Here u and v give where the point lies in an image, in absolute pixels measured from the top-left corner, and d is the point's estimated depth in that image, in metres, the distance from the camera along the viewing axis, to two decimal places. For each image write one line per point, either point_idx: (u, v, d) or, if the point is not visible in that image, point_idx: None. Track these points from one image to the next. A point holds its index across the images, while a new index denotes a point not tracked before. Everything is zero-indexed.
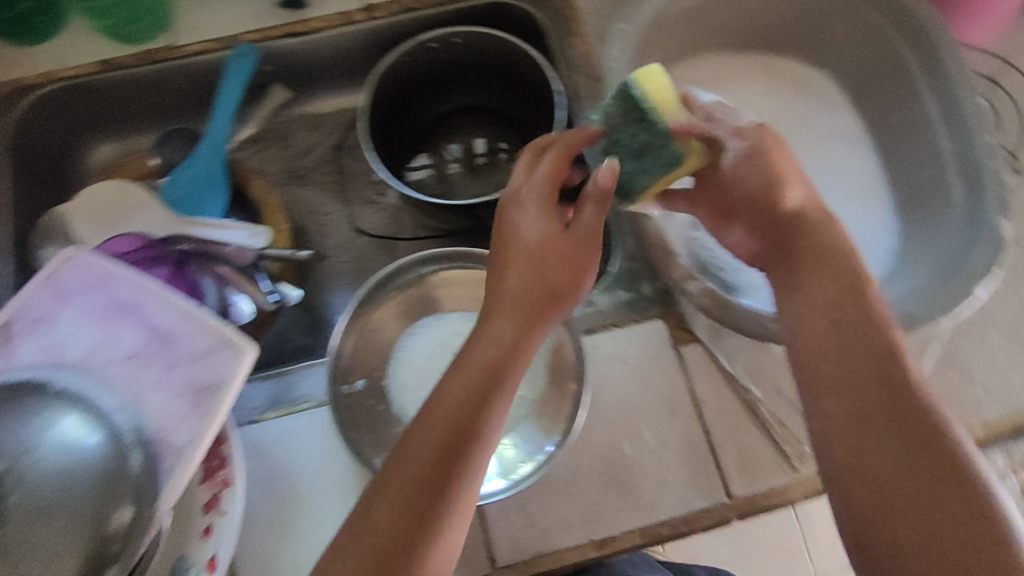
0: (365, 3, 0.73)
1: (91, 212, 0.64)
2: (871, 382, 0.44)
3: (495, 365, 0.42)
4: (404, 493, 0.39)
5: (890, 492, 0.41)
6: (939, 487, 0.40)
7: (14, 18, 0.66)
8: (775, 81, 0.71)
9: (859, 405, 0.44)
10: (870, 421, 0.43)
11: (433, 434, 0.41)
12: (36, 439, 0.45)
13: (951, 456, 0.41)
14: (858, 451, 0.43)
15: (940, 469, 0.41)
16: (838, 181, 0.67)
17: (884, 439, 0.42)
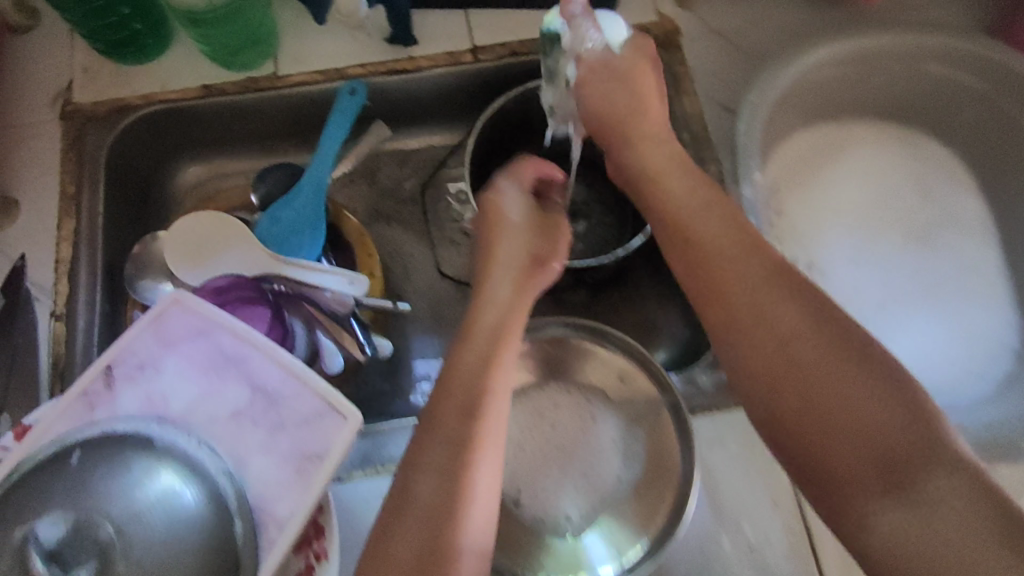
0: (473, 44, 0.71)
1: (184, 244, 0.61)
2: (774, 303, 0.43)
3: (497, 330, 0.49)
4: (430, 489, 0.41)
5: (822, 405, 0.39)
6: (862, 390, 0.39)
7: (122, 39, 0.65)
8: (897, 156, 0.68)
9: (774, 335, 0.42)
10: (790, 348, 0.41)
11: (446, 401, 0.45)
12: (142, 502, 0.43)
13: (869, 355, 0.40)
14: (779, 372, 0.41)
15: (828, 368, 0.40)
16: (956, 269, 0.64)
17: (791, 356, 0.41)
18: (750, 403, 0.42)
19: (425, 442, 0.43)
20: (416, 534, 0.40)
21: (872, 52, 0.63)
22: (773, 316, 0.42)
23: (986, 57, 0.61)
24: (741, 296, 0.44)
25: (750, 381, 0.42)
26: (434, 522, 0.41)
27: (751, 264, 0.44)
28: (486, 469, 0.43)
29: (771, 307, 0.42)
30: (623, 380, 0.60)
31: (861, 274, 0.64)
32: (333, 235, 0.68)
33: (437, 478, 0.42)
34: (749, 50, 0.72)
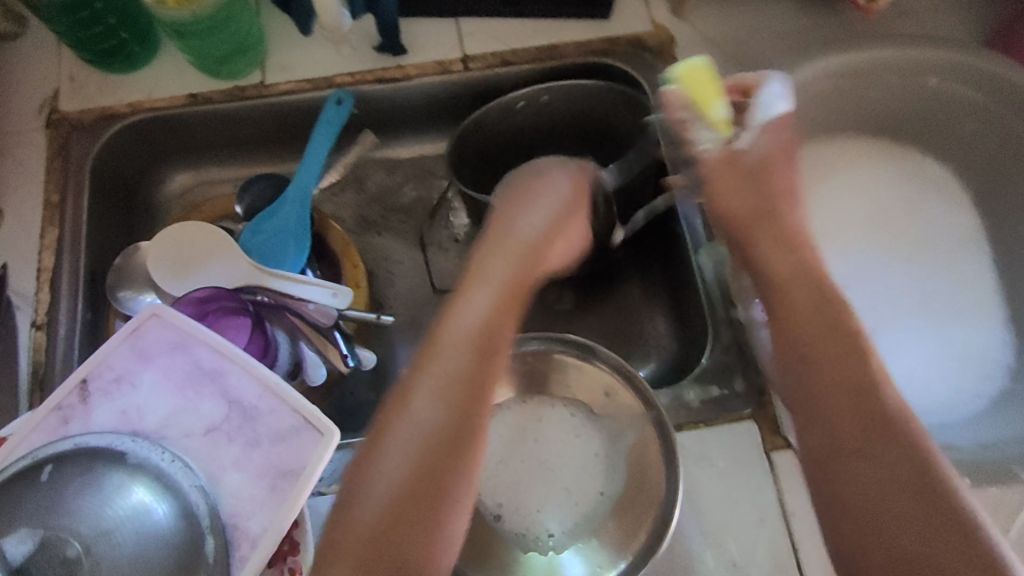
0: (463, 52, 0.70)
1: (167, 253, 0.62)
2: (845, 395, 0.43)
3: (488, 323, 0.48)
4: (389, 494, 0.41)
5: (865, 509, 0.40)
6: (919, 509, 0.39)
7: (108, 48, 0.64)
8: (891, 169, 0.67)
9: (834, 426, 0.42)
10: (853, 451, 0.41)
11: (454, 373, 0.45)
12: (112, 520, 0.43)
13: (934, 475, 0.40)
14: (831, 464, 0.42)
15: (882, 475, 0.40)
16: (949, 285, 0.64)
17: (847, 451, 0.41)
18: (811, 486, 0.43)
19: (410, 404, 0.44)
20: (389, 497, 0.41)
21: (870, 64, 0.61)
22: (836, 402, 0.43)
23: (994, 75, 0.59)
24: (826, 376, 0.44)
25: (812, 456, 0.43)
26: (409, 498, 0.42)
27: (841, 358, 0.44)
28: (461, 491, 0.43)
29: (834, 392, 0.43)
30: (610, 397, 0.58)
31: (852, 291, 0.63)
32: (318, 245, 0.68)
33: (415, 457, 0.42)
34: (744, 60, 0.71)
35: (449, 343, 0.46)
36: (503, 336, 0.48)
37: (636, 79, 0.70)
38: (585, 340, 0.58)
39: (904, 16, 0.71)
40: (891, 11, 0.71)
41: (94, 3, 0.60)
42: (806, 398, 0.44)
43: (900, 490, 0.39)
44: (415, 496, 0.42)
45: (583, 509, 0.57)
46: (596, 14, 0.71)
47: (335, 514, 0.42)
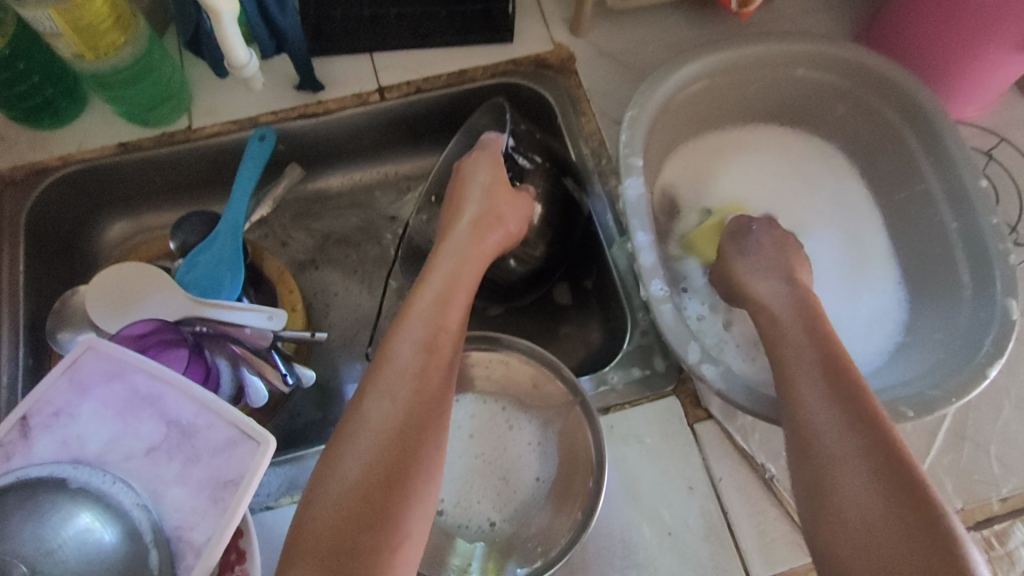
0: (379, 84, 0.75)
1: (105, 295, 0.64)
2: (825, 399, 0.48)
3: (434, 313, 0.56)
4: (348, 495, 0.45)
5: (840, 499, 0.43)
6: (890, 506, 0.41)
7: (34, 106, 0.67)
8: (791, 152, 0.74)
9: (815, 427, 0.47)
10: (826, 436, 0.46)
11: (398, 371, 0.52)
12: (56, 541, 0.45)
13: (907, 471, 0.43)
14: (811, 458, 0.46)
15: (854, 465, 0.44)
16: (846, 249, 0.70)
17: (824, 440, 0.46)
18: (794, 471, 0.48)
19: (364, 409, 0.50)
20: (348, 491, 0.46)
21: (743, 60, 0.67)
22: (818, 403, 0.48)
23: (851, 61, 0.66)
24: (802, 371, 0.50)
25: (794, 442, 0.48)
26: (368, 494, 0.46)
27: (813, 368, 0.50)
28: (417, 488, 0.48)
29: (818, 396, 0.48)
30: (537, 387, 0.61)
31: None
32: (254, 275, 0.71)
33: (369, 454, 0.47)
34: (638, 69, 0.77)
35: (395, 351, 0.53)
36: (444, 317, 0.56)
37: (544, 95, 0.76)
38: (491, 332, 0.61)
39: (777, 17, 0.78)
40: (765, 14, 0.78)
41: (16, 63, 0.63)
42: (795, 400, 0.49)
43: (872, 487, 0.42)
44: (375, 493, 0.46)
45: (522, 495, 0.60)
46: (499, 39, 0.76)
47: (293, 533, 0.45)
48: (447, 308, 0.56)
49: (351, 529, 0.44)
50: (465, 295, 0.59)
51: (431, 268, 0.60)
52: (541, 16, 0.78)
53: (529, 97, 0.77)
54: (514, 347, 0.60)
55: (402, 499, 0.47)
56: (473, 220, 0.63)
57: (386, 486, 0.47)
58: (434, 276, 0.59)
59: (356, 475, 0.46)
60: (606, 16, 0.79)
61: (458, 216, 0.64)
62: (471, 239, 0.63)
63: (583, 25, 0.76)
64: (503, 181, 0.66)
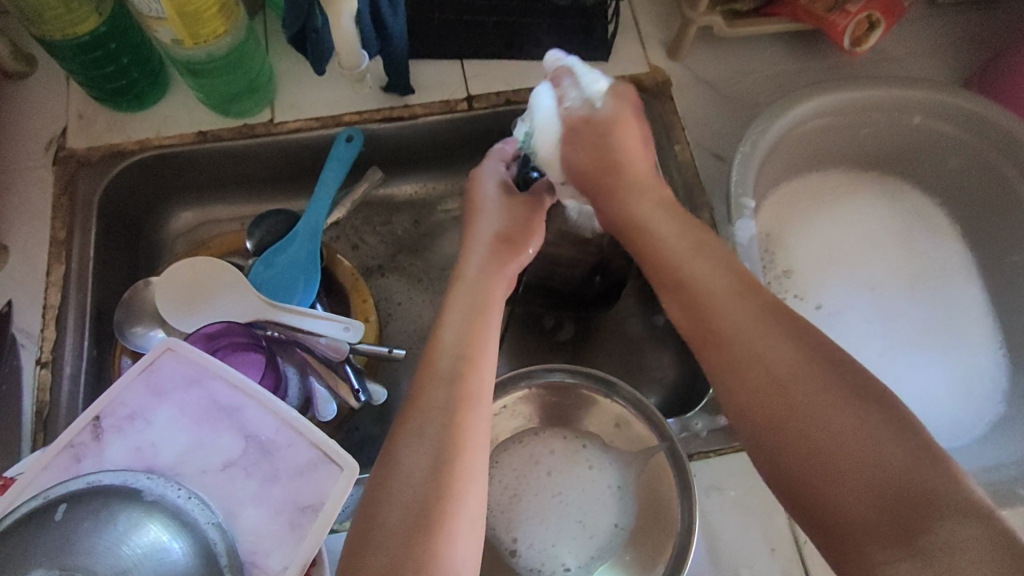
0: (468, 93, 0.72)
1: (176, 290, 0.62)
2: (778, 341, 0.42)
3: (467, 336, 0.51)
4: (397, 542, 0.41)
5: (827, 445, 0.38)
6: (885, 442, 0.37)
7: (119, 87, 0.65)
8: (885, 204, 0.70)
9: (783, 377, 0.41)
10: (785, 383, 0.40)
11: (430, 406, 0.47)
12: (129, 559, 0.42)
13: (872, 398, 0.39)
14: (780, 408, 0.40)
15: (819, 407, 0.39)
16: (948, 311, 0.65)
17: (773, 388, 0.41)
18: (754, 444, 0.41)
19: (409, 452, 0.44)
20: (399, 539, 0.41)
21: (855, 103, 0.64)
22: (766, 343, 0.42)
23: (973, 113, 0.63)
24: (741, 322, 0.43)
25: (746, 400, 0.41)
26: (413, 535, 0.41)
27: (757, 308, 0.44)
28: (461, 528, 0.43)
29: (771, 342, 0.42)
30: (620, 426, 0.59)
31: (860, 321, 0.65)
32: (325, 281, 0.68)
33: (426, 499, 0.43)
34: (738, 101, 0.74)
35: (432, 387, 0.48)
36: (471, 345, 0.50)
37: None
38: (607, 375, 0.59)
39: (886, 60, 0.75)
40: (873, 56, 0.75)
41: (108, 43, 0.61)
42: (750, 353, 0.42)
43: (860, 420, 0.38)
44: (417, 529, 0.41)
45: (599, 542, 0.57)
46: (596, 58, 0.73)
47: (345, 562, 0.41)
48: (476, 337, 0.51)
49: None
50: (492, 322, 0.53)
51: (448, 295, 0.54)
52: (639, 37, 0.75)
53: None
54: (623, 397, 0.58)
55: (446, 537, 0.42)
56: (498, 238, 0.58)
57: (435, 532, 0.41)
58: (454, 300, 0.54)
59: (398, 519, 0.42)
60: (707, 43, 0.76)
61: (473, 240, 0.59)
62: (494, 259, 0.57)
63: (683, 50, 0.74)
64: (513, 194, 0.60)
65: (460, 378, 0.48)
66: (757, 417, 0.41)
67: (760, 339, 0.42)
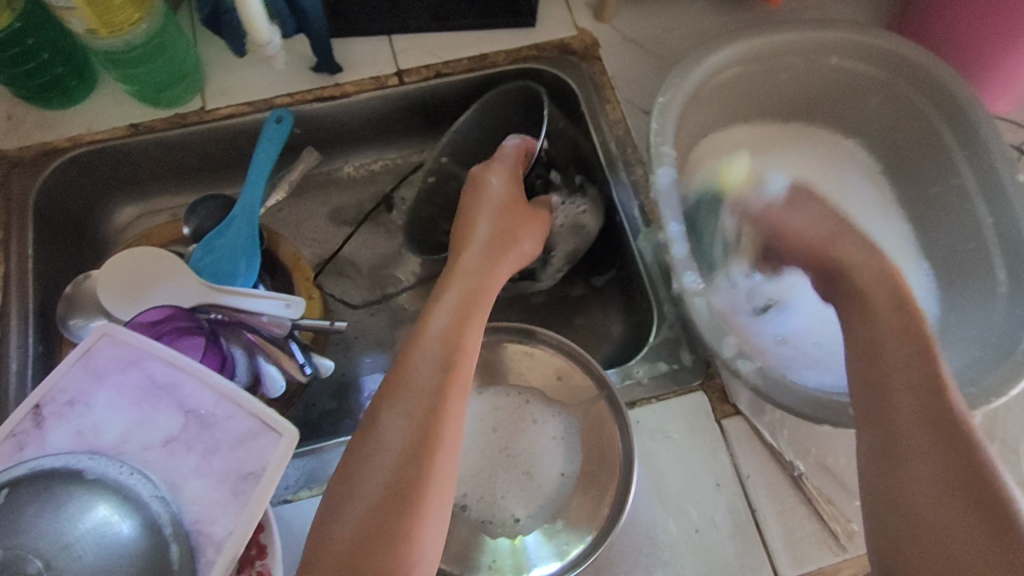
0: (397, 67, 0.72)
1: (116, 281, 0.62)
2: (928, 445, 0.44)
3: (457, 323, 0.53)
4: (365, 518, 0.43)
5: (937, 550, 0.41)
6: (981, 539, 0.40)
7: (44, 84, 0.65)
8: (817, 149, 0.73)
9: (913, 475, 0.43)
10: (902, 454, 0.45)
11: (409, 386, 0.49)
12: (73, 534, 0.43)
13: (992, 499, 0.41)
14: (895, 489, 0.44)
15: (930, 481, 0.43)
16: (873, 245, 0.69)
17: (898, 451, 0.45)
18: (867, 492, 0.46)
19: (383, 428, 0.46)
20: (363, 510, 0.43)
21: (773, 50, 0.66)
22: (902, 413, 0.46)
23: (888, 51, 0.65)
24: (894, 374, 0.48)
25: (873, 453, 0.46)
26: (377, 512, 0.43)
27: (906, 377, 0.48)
28: (436, 507, 0.45)
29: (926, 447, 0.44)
30: (563, 379, 0.60)
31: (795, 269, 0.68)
32: (269, 262, 0.69)
33: (390, 471, 0.44)
34: (664, 57, 0.75)
35: (424, 369, 0.49)
36: (461, 335, 0.52)
37: (568, 83, 0.74)
38: (524, 326, 0.61)
39: (808, 7, 0.76)
40: (796, 4, 0.76)
41: (26, 39, 0.61)
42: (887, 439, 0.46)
43: (984, 546, 0.39)
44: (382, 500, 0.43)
45: (547, 491, 0.58)
46: (522, 23, 0.74)
47: (312, 544, 0.43)
48: (464, 327, 0.53)
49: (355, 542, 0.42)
50: (482, 314, 0.55)
51: (448, 284, 0.57)
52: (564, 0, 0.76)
53: (555, 80, 0.75)
54: (553, 343, 0.60)
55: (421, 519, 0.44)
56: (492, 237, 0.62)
57: (404, 505, 0.43)
58: (449, 295, 0.56)
59: (375, 493, 0.44)
60: (633, 2, 0.77)
61: (469, 242, 0.62)
62: (488, 259, 0.60)
63: (609, 12, 0.74)
64: (511, 200, 0.65)
65: (446, 369, 0.50)
66: (873, 490, 0.45)
67: (913, 444, 0.44)
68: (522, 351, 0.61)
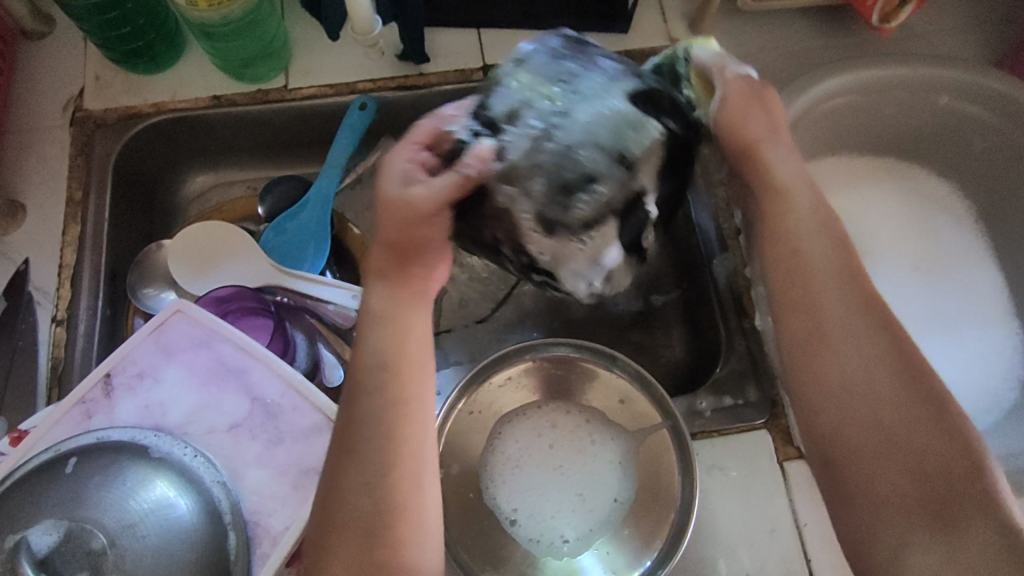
0: (483, 63, 0.70)
1: (188, 252, 0.63)
2: (857, 325, 0.42)
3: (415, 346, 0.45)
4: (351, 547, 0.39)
5: (876, 429, 0.40)
6: (915, 411, 0.39)
7: (135, 49, 0.65)
8: (907, 187, 0.69)
9: (849, 358, 0.42)
10: (830, 336, 0.43)
11: (363, 427, 0.42)
12: (136, 513, 0.42)
13: (916, 369, 0.41)
14: (832, 373, 0.42)
15: (861, 362, 0.41)
16: (963, 297, 0.65)
17: (828, 337, 0.43)
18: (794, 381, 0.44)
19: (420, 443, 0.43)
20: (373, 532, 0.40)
21: (880, 82, 0.63)
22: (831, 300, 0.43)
23: (1004, 94, 0.61)
24: (805, 263, 0.45)
25: (797, 336, 0.44)
26: (377, 545, 0.40)
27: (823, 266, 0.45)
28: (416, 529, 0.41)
29: (853, 340, 0.42)
30: (625, 403, 0.60)
31: None
32: (336, 248, 0.68)
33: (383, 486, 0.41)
34: (759, 77, 0.72)
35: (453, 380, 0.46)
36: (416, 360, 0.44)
37: None
38: (609, 349, 0.60)
39: (914, 38, 0.72)
40: (902, 33, 0.73)
41: (125, 4, 0.61)
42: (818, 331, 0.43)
43: (917, 417, 0.39)
44: (383, 542, 0.40)
45: (599, 516, 0.56)
46: (616, 29, 0.71)
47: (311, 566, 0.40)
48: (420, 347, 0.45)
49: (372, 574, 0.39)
50: (422, 349, 0.44)
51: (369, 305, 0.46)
52: (661, 8, 0.73)
53: None
54: (625, 370, 0.59)
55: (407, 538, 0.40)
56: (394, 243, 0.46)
57: (386, 531, 0.40)
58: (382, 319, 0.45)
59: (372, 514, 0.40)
60: (729, 17, 0.74)
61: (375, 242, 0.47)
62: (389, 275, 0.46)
63: (705, 25, 0.71)
64: (409, 185, 0.45)
65: (398, 407, 0.42)
66: (807, 380, 0.43)
67: (837, 334, 0.42)
68: (595, 371, 0.61)
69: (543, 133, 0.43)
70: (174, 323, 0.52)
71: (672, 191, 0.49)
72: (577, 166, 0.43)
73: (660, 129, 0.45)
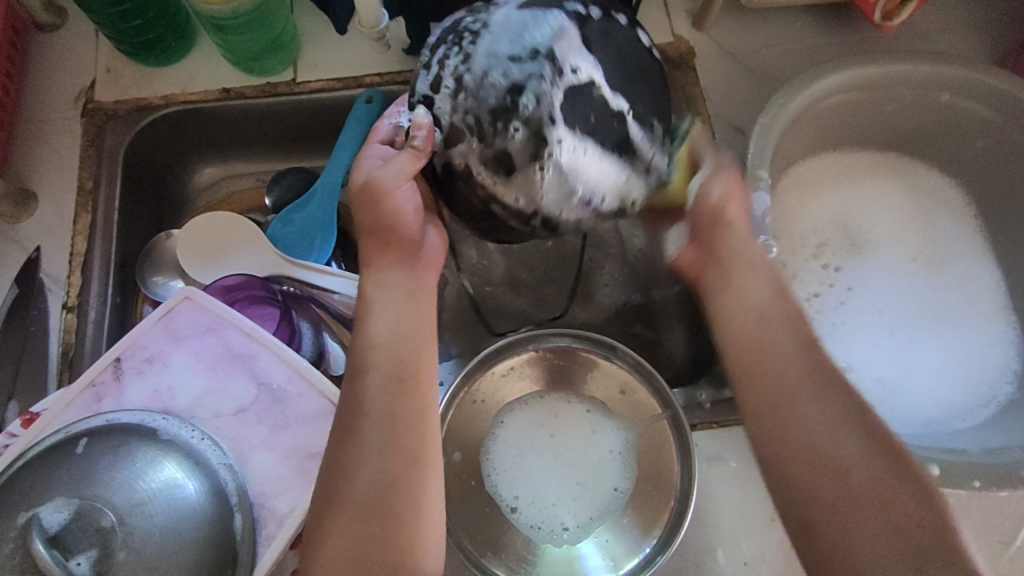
0: None
1: (196, 242, 0.64)
2: (810, 385, 0.44)
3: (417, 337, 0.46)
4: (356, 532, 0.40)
5: (839, 487, 0.40)
6: (875, 466, 0.40)
7: (145, 41, 0.66)
8: (907, 184, 0.70)
9: (807, 416, 0.43)
10: (789, 395, 0.44)
11: (359, 406, 0.43)
12: (145, 492, 0.42)
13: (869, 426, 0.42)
14: (792, 434, 0.43)
15: (819, 423, 0.42)
16: (960, 293, 0.66)
17: (787, 395, 0.44)
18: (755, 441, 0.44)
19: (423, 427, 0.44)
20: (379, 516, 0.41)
21: (881, 79, 0.63)
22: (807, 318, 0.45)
23: (1005, 92, 0.61)
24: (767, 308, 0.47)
25: (758, 396, 0.45)
26: (383, 531, 0.40)
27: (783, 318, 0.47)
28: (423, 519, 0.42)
29: (809, 399, 0.43)
30: (626, 394, 0.60)
31: (871, 311, 0.65)
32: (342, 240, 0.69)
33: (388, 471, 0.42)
34: (763, 74, 0.73)
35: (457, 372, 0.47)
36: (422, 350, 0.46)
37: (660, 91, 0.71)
38: (610, 340, 0.61)
39: (917, 36, 0.73)
40: (905, 31, 0.73)
41: None
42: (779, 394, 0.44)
43: (877, 472, 0.40)
44: (384, 526, 0.41)
45: (598, 505, 0.58)
46: None
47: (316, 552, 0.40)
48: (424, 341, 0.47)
49: (371, 552, 0.40)
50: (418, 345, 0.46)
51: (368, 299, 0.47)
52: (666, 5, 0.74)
53: None
54: (627, 361, 0.60)
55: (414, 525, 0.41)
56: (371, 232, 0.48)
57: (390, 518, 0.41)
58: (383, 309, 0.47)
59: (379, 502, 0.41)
60: (734, 14, 0.74)
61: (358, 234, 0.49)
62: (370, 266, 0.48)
63: (709, 22, 0.72)
64: (368, 175, 0.48)
65: (397, 389, 0.44)
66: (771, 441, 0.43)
67: (795, 392, 0.44)
68: (596, 362, 0.61)
69: (456, 81, 0.44)
70: (182, 310, 0.53)
71: (636, 92, 0.45)
72: (495, 87, 0.43)
73: (569, 20, 0.44)
